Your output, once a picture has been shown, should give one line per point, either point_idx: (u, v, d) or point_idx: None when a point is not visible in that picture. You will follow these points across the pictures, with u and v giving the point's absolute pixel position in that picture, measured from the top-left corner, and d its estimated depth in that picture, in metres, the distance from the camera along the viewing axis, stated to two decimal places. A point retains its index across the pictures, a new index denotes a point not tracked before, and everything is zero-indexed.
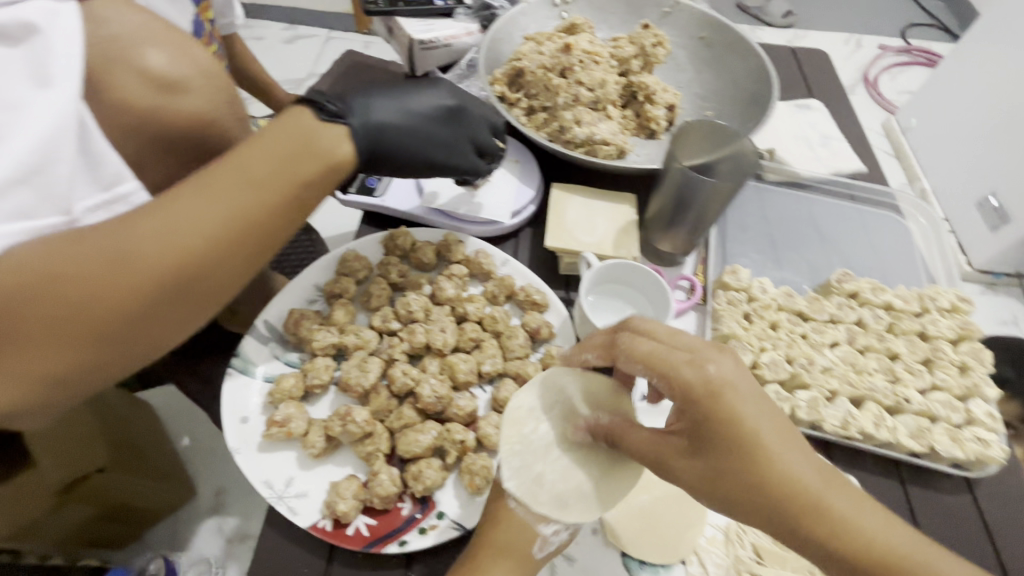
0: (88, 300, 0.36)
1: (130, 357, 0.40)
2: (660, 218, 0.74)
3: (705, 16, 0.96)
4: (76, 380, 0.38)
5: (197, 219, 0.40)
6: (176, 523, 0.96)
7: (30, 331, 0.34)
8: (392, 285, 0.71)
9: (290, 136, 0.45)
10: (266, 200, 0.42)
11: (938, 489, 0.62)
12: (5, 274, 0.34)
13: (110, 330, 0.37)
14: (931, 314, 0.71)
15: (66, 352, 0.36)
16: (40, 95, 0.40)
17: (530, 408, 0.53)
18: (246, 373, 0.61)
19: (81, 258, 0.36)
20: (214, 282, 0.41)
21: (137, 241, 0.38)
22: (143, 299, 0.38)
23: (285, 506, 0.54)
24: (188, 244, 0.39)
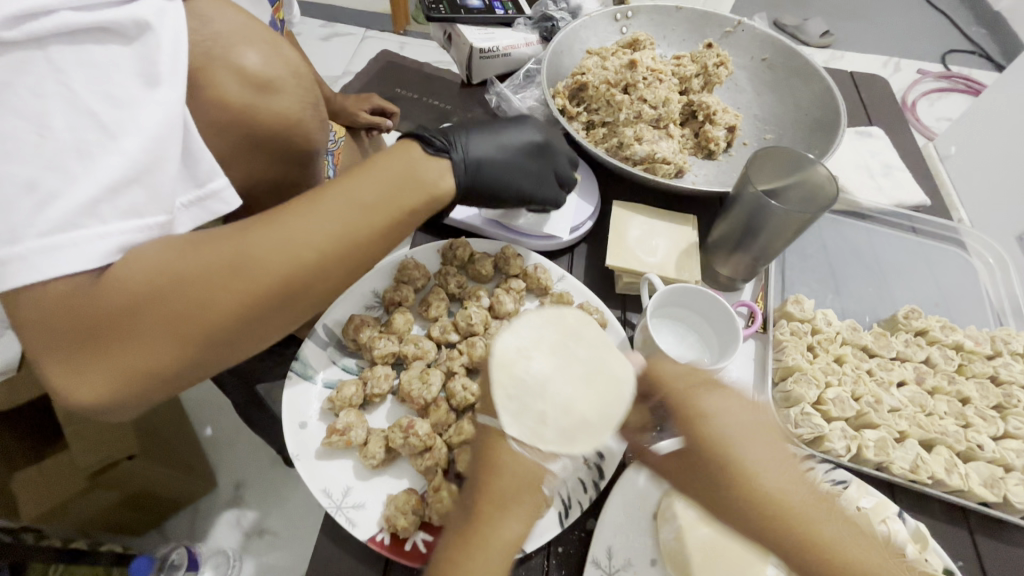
0: (212, 300, 0.39)
1: (229, 358, 0.43)
2: (726, 241, 0.72)
3: (770, 37, 0.95)
4: (180, 375, 0.41)
5: (308, 235, 0.43)
6: (195, 515, 0.93)
7: (155, 322, 0.38)
8: (449, 295, 0.71)
9: (395, 167, 0.50)
10: (371, 222, 0.46)
11: (1011, 542, 0.59)
12: (147, 269, 0.38)
13: (219, 329, 0.40)
14: (1003, 357, 0.70)
15: (180, 346, 0.39)
16: (149, 95, 0.42)
17: (517, 349, 0.50)
18: (305, 378, 0.61)
19: (207, 260, 0.40)
20: (312, 296, 0.44)
21: (259, 250, 0.41)
22: (252, 304, 0.41)
23: (344, 516, 0.54)
24: (299, 257, 0.42)
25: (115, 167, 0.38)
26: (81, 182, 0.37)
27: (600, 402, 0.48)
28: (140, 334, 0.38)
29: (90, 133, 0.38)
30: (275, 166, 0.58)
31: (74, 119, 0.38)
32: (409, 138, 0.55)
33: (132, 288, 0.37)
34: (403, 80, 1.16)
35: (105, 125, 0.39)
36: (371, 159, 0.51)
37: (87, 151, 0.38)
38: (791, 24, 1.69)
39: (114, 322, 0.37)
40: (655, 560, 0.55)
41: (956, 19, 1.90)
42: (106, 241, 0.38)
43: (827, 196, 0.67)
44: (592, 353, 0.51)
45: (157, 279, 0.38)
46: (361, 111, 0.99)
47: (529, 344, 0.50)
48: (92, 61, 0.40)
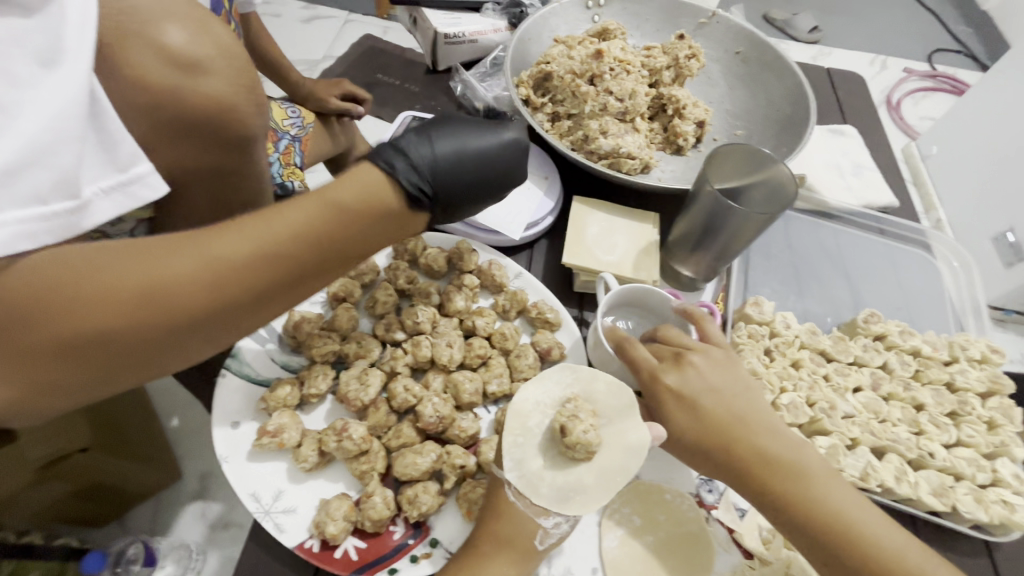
0: (111, 332, 0.35)
1: (134, 379, 0.39)
2: (685, 241, 0.70)
3: (744, 29, 0.93)
4: (81, 390, 0.38)
5: (235, 267, 0.37)
6: (158, 506, 0.90)
7: (40, 346, 0.34)
8: (399, 291, 0.68)
9: (358, 198, 0.41)
10: (315, 258, 0.39)
11: (956, 551, 0.58)
12: (35, 285, 0.33)
13: (118, 359, 0.36)
14: (960, 364, 0.69)
15: (76, 368, 0.35)
16: (51, 73, 0.39)
17: (536, 401, 0.48)
18: (239, 375, 0.59)
19: (109, 285, 0.34)
20: (236, 326, 0.40)
21: (174, 279, 0.36)
22: (159, 335, 0.36)
23: (272, 522, 0.51)
24: (221, 292, 0.37)
25: (9, 149, 0.35)
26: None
27: (609, 461, 0.45)
28: (25, 351, 0.34)
29: None
30: (210, 153, 0.55)
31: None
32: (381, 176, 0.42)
33: (22, 302, 0.33)
34: (379, 64, 1.11)
35: (1, 104, 0.36)
36: (333, 181, 0.41)
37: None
38: (781, 19, 1.66)
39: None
40: (597, 569, 0.53)
41: (944, 18, 1.88)
42: (3, 231, 0.33)
43: (788, 196, 0.65)
44: (614, 417, 0.47)
45: (50, 296, 0.33)
46: (328, 97, 0.95)
47: (551, 400, 0.48)
48: None
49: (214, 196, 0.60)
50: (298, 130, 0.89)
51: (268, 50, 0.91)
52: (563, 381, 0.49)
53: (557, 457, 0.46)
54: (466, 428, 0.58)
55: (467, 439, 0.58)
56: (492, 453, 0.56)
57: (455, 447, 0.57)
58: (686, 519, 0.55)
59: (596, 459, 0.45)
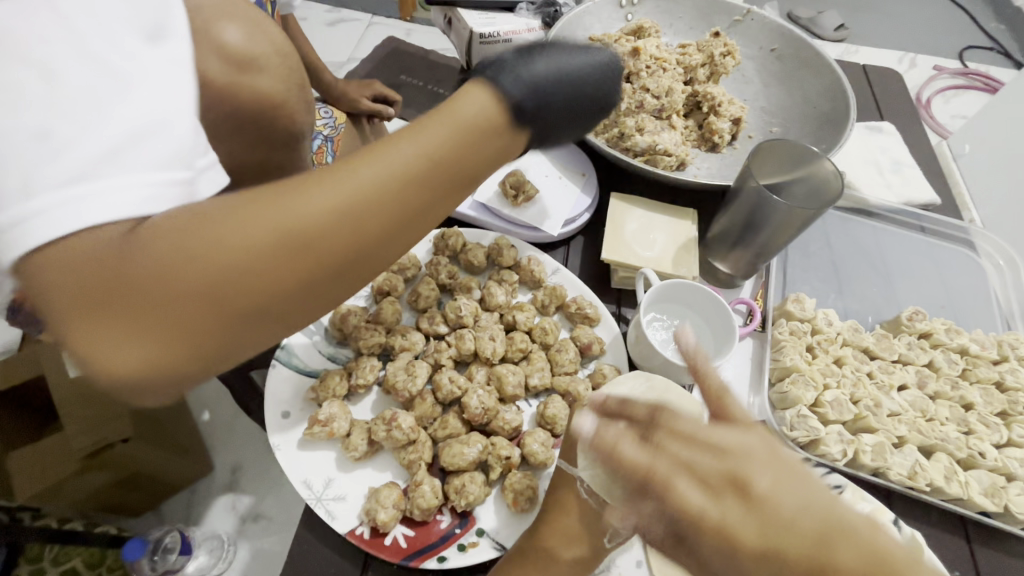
0: (251, 270, 0.30)
1: (274, 338, 0.33)
2: (725, 237, 0.70)
3: (779, 26, 0.92)
4: (218, 362, 0.31)
5: (373, 192, 0.32)
6: (191, 498, 0.87)
7: (179, 296, 0.29)
8: (440, 285, 0.69)
9: (482, 115, 0.35)
10: (451, 171, 0.34)
11: (1008, 552, 0.57)
12: (164, 234, 0.30)
13: (262, 305, 0.31)
14: (1010, 363, 0.68)
15: (216, 321, 0.30)
16: (155, 48, 0.38)
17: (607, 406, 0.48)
18: (288, 365, 0.60)
19: (243, 225, 0.30)
20: (378, 260, 0.34)
21: (309, 210, 0.31)
22: (298, 274, 0.31)
23: (324, 508, 0.53)
24: (356, 216, 0.32)
25: (132, 117, 0.32)
26: (92, 130, 0.31)
27: None
28: (161, 300, 0.29)
29: (103, 82, 0.33)
30: (260, 150, 0.57)
31: (84, 66, 0.33)
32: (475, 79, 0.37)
33: (161, 245, 0.29)
34: (408, 65, 1.13)
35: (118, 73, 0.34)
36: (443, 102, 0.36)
37: (94, 99, 0.32)
38: (806, 17, 1.64)
39: (132, 281, 0.29)
40: (641, 561, 0.54)
41: (975, 14, 1.84)
42: (137, 191, 0.30)
43: (832, 191, 0.64)
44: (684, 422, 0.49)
45: (184, 240, 0.30)
46: (361, 98, 0.97)
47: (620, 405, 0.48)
48: (96, 12, 0.37)
49: None
50: (330, 130, 0.90)
51: (306, 52, 0.93)
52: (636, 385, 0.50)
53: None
54: (510, 420, 0.59)
55: (511, 431, 0.59)
56: (536, 445, 0.57)
57: (500, 439, 0.58)
58: None
59: None
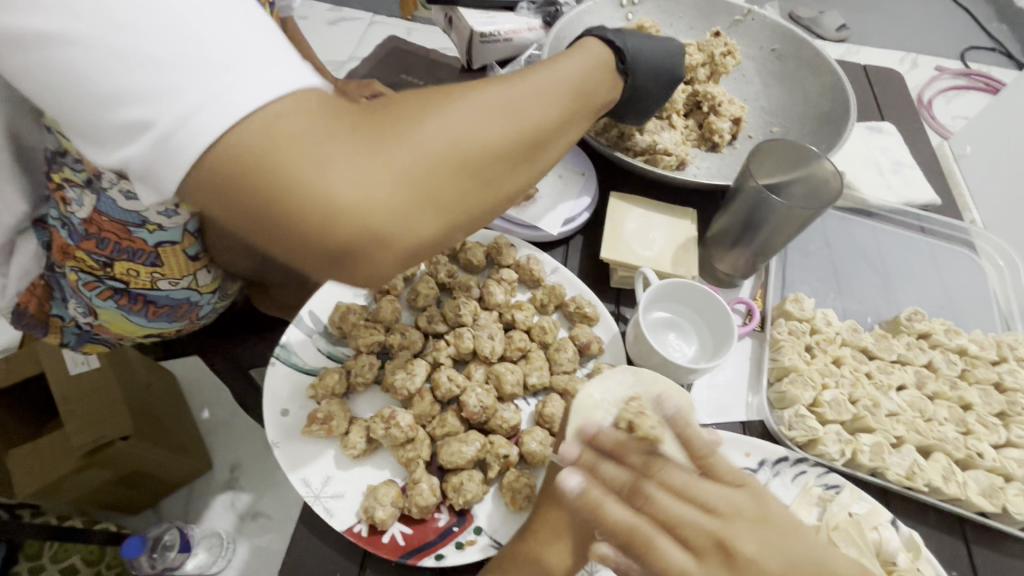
0: (477, 130, 0.39)
1: (469, 204, 0.40)
2: (724, 237, 0.70)
3: (780, 26, 0.92)
4: (446, 208, 0.38)
5: (546, 92, 0.44)
6: (191, 494, 0.91)
7: (422, 145, 0.37)
8: (440, 284, 0.69)
9: (603, 54, 0.52)
10: (591, 92, 0.48)
11: (1008, 553, 0.57)
12: (405, 107, 0.39)
13: (480, 164, 0.39)
14: (1009, 364, 0.68)
15: (445, 170, 0.37)
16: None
17: (599, 399, 0.51)
18: (287, 363, 0.60)
19: (462, 101, 0.39)
20: (550, 139, 0.43)
21: (512, 95, 0.42)
22: (507, 138, 0.40)
23: (322, 506, 0.53)
24: (543, 102, 0.43)
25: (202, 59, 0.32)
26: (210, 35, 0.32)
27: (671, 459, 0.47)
28: (398, 150, 0.36)
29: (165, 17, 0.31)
30: None
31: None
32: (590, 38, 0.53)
33: (392, 119, 0.37)
34: (409, 64, 1.13)
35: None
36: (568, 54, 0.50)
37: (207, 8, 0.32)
38: (807, 17, 1.64)
39: (383, 134, 0.36)
40: None
41: (977, 14, 1.84)
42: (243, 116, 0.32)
43: (832, 191, 0.64)
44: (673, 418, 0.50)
45: (422, 111, 0.38)
46: (361, 97, 0.97)
47: (613, 399, 0.50)
48: None
49: None
50: None
51: (307, 51, 0.93)
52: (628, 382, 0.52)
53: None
54: (509, 419, 0.59)
55: (510, 430, 0.59)
56: (535, 444, 0.57)
57: (498, 437, 0.58)
58: None
59: None
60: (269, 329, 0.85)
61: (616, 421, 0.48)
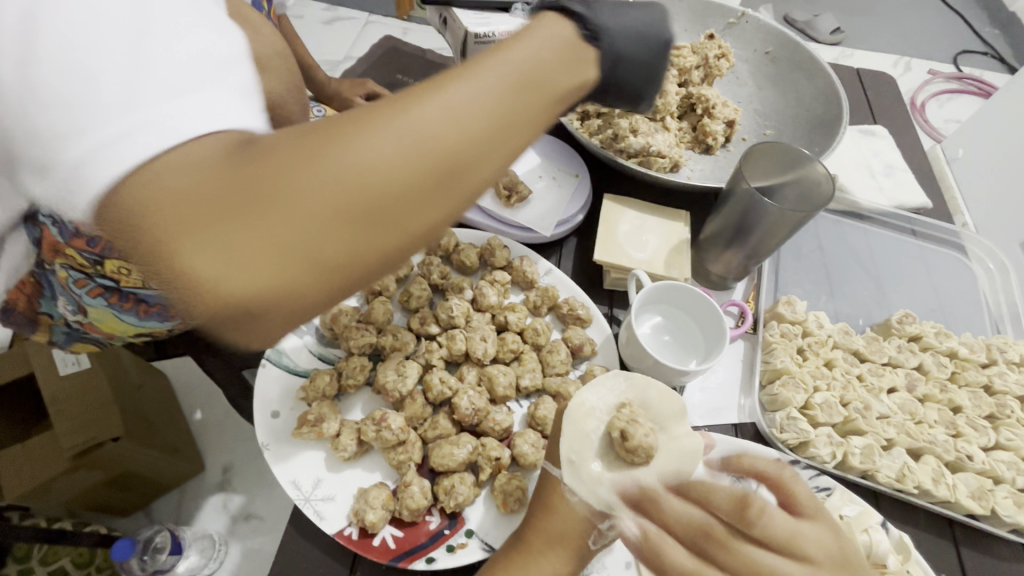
0: (357, 174, 0.28)
1: (368, 263, 0.30)
2: (717, 239, 0.70)
3: (773, 29, 0.92)
4: (321, 280, 0.29)
5: (464, 99, 0.31)
6: (182, 497, 0.90)
7: (277, 204, 0.27)
8: (432, 286, 0.69)
9: (565, 33, 0.37)
10: (545, 86, 0.34)
11: (997, 555, 0.57)
12: (267, 146, 0.29)
13: (363, 219, 0.29)
14: (998, 366, 0.68)
15: (311, 234, 0.28)
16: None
17: (591, 407, 0.50)
18: (278, 365, 0.60)
19: (345, 134, 0.29)
20: (476, 172, 0.31)
21: (414, 114, 0.30)
22: (401, 182, 0.29)
23: (312, 509, 0.52)
24: (464, 120, 0.31)
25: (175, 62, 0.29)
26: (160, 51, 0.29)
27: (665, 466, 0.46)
28: (257, 207, 0.27)
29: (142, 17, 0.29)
30: None
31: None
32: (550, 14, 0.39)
33: (241, 167, 0.28)
34: (403, 65, 1.13)
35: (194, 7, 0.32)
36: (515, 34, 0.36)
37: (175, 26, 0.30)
38: (802, 20, 1.65)
39: (226, 197, 0.27)
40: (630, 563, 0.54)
41: (970, 19, 1.85)
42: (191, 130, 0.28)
43: (824, 193, 0.65)
44: (667, 424, 0.50)
45: (291, 152, 0.28)
46: (355, 97, 0.97)
47: (605, 406, 0.50)
48: None
49: None
50: None
51: (301, 50, 0.92)
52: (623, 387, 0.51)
53: (615, 461, 0.47)
54: (501, 421, 0.59)
55: (502, 432, 0.59)
56: (527, 446, 0.57)
57: (490, 440, 0.58)
58: None
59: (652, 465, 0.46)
60: None
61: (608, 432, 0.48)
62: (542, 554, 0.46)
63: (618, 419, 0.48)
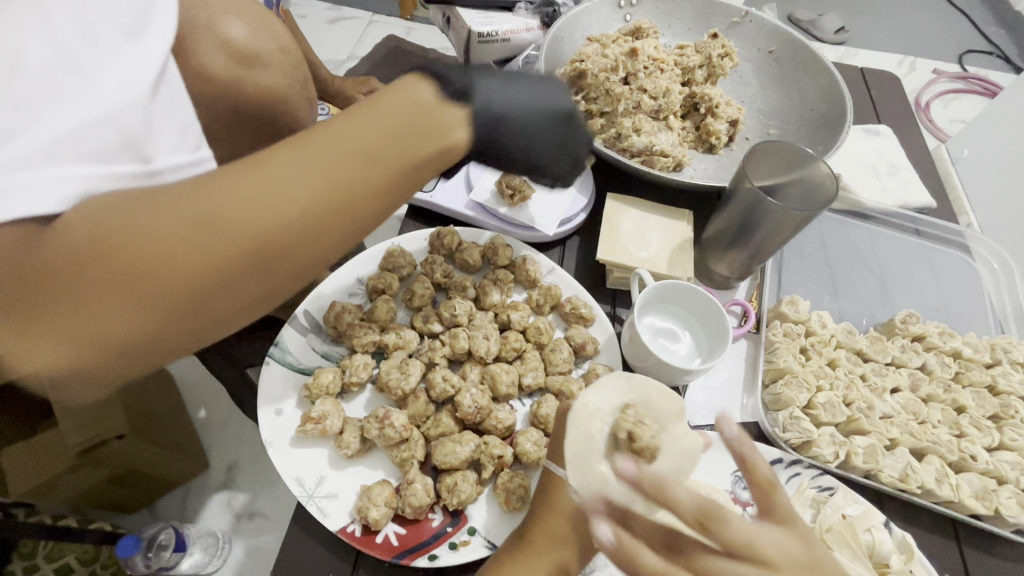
0: (165, 261, 0.32)
1: (180, 337, 0.34)
2: (720, 238, 0.70)
3: (778, 28, 0.92)
4: (141, 352, 0.34)
5: (284, 189, 0.34)
6: (186, 494, 0.90)
7: (93, 286, 0.31)
8: (435, 284, 0.69)
9: (421, 104, 0.38)
10: (369, 174, 0.36)
11: (1000, 556, 0.57)
12: (89, 225, 0.32)
13: (174, 302, 0.33)
14: (1002, 367, 0.68)
15: (119, 313, 0.32)
16: (133, 46, 0.43)
17: (596, 409, 0.47)
18: (283, 363, 0.60)
19: (165, 219, 0.32)
20: (291, 259, 0.35)
21: (227, 204, 0.33)
22: (208, 270, 0.33)
23: (316, 506, 0.52)
24: (276, 210, 0.34)
25: (82, 112, 0.37)
26: (54, 122, 0.35)
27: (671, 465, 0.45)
28: (67, 292, 0.31)
29: (64, 74, 0.38)
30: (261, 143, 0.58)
31: (51, 58, 0.38)
32: (413, 73, 0.40)
33: (67, 255, 0.31)
34: (407, 65, 1.14)
35: (81, 66, 0.39)
36: (354, 108, 0.38)
37: (60, 92, 0.37)
38: (806, 19, 1.64)
39: (45, 278, 0.31)
40: None
41: (975, 19, 1.84)
42: (68, 186, 0.33)
43: (827, 191, 0.65)
44: (668, 421, 0.48)
45: (111, 236, 0.32)
46: (359, 96, 0.97)
47: (610, 407, 0.47)
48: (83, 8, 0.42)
49: None
50: None
51: (306, 49, 0.93)
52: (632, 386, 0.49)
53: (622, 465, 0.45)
54: (503, 419, 0.59)
55: (504, 430, 0.59)
56: (529, 444, 0.57)
57: (492, 438, 0.58)
58: None
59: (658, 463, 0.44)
60: (264, 328, 0.85)
61: (614, 434, 0.46)
62: (544, 550, 0.47)
63: (625, 419, 0.45)
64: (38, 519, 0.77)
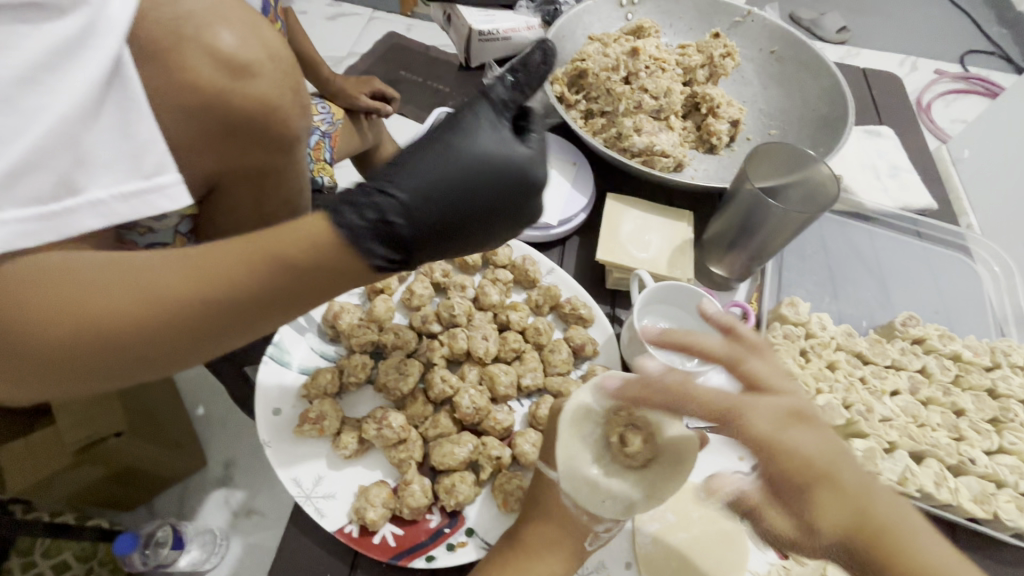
0: (50, 362, 0.32)
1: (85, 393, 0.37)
2: (720, 240, 0.70)
3: (780, 29, 0.92)
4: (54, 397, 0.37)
5: (172, 319, 0.33)
6: (185, 492, 0.89)
7: None
8: (434, 284, 0.69)
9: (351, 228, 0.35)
10: (268, 303, 0.34)
11: (998, 560, 0.57)
12: None
13: (72, 383, 0.34)
14: (1002, 370, 0.68)
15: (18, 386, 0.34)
16: (73, 72, 0.37)
17: (588, 409, 0.48)
18: (281, 364, 0.60)
19: (41, 324, 0.31)
20: (188, 357, 0.36)
21: (111, 323, 0.32)
22: (97, 372, 0.34)
23: (313, 506, 0.52)
24: (169, 333, 0.33)
25: (13, 153, 0.33)
26: None
27: (664, 466, 0.46)
28: None
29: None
30: (253, 154, 0.52)
31: None
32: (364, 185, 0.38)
33: None
34: (407, 62, 1.14)
35: (14, 107, 0.34)
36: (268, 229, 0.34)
37: None
38: (808, 19, 1.64)
39: None
40: (630, 564, 0.54)
41: (977, 18, 1.84)
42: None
43: (828, 195, 0.64)
44: (666, 420, 0.47)
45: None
46: (360, 95, 0.97)
47: (602, 408, 0.48)
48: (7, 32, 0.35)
49: (255, 197, 0.57)
50: (328, 126, 0.90)
51: (305, 46, 0.92)
52: (629, 383, 0.50)
53: (613, 466, 0.46)
54: (502, 420, 0.59)
55: (502, 431, 0.59)
56: (528, 446, 0.57)
57: (491, 439, 0.58)
58: (716, 519, 0.56)
59: (651, 464, 0.46)
60: None
61: (605, 436, 0.47)
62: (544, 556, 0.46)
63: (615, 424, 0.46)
64: (35, 515, 0.77)
